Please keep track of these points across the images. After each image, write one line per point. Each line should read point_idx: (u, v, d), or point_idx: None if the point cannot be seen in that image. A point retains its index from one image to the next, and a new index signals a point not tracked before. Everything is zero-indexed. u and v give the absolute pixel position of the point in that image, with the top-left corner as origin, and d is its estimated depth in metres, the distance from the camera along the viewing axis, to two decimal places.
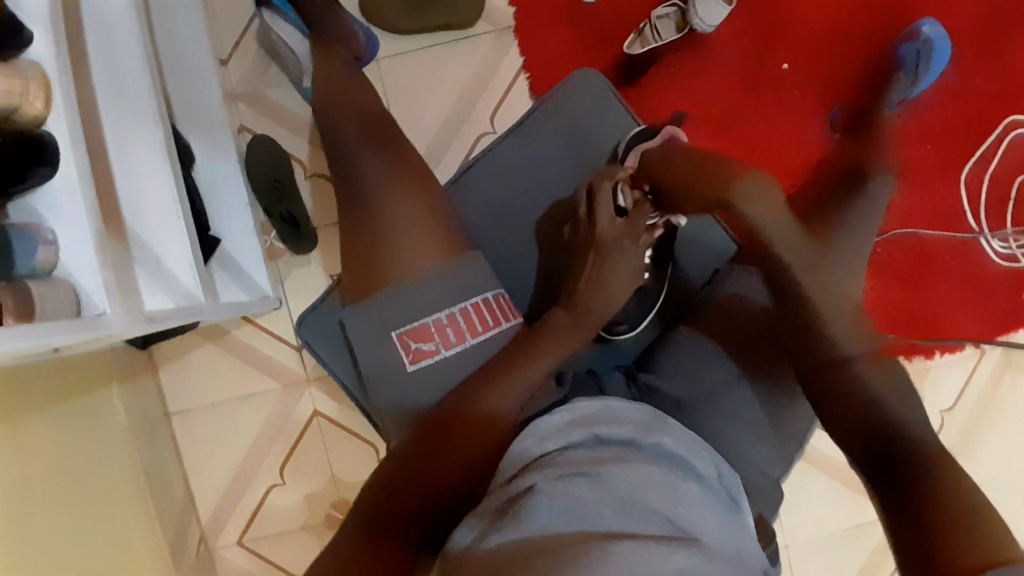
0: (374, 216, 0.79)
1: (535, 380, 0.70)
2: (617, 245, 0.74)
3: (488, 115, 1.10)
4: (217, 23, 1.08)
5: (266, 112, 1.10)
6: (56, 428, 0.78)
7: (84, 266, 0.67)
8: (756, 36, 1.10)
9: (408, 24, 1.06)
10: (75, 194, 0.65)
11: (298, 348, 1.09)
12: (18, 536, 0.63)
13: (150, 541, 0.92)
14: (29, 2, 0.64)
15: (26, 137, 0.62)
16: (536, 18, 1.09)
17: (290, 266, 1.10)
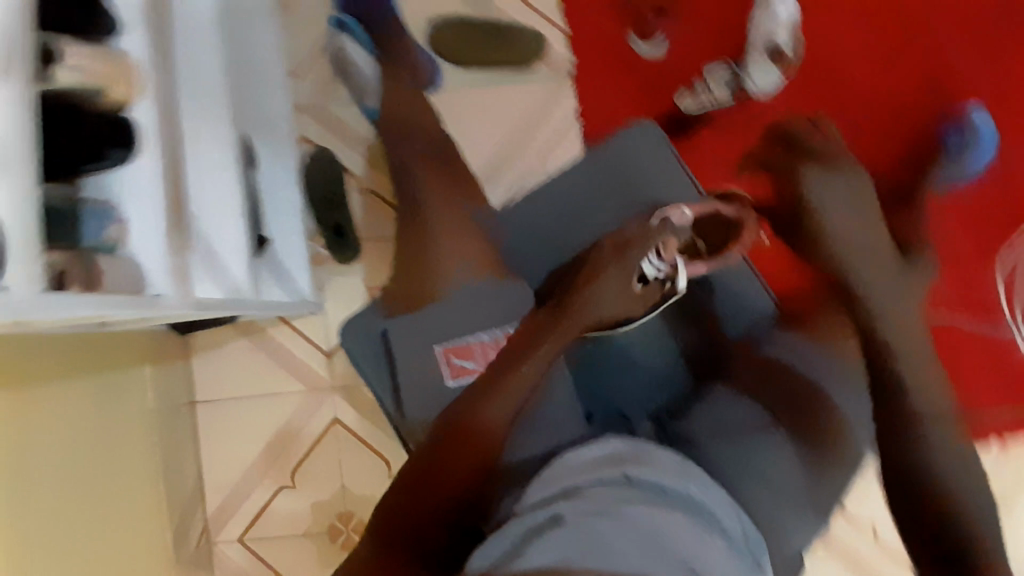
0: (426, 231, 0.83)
1: (527, 386, 0.70)
2: (613, 261, 0.76)
3: (539, 154, 1.13)
4: (292, 38, 1.14)
5: (326, 124, 1.14)
6: (82, 399, 0.81)
7: (148, 248, 0.70)
8: (806, 107, 1.13)
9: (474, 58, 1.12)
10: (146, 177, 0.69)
11: (327, 353, 1.11)
12: (32, 497, 0.65)
13: (155, 524, 0.93)
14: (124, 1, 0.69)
15: (110, 123, 0.67)
16: (594, 66, 1.13)
17: (331, 274, 1.12)
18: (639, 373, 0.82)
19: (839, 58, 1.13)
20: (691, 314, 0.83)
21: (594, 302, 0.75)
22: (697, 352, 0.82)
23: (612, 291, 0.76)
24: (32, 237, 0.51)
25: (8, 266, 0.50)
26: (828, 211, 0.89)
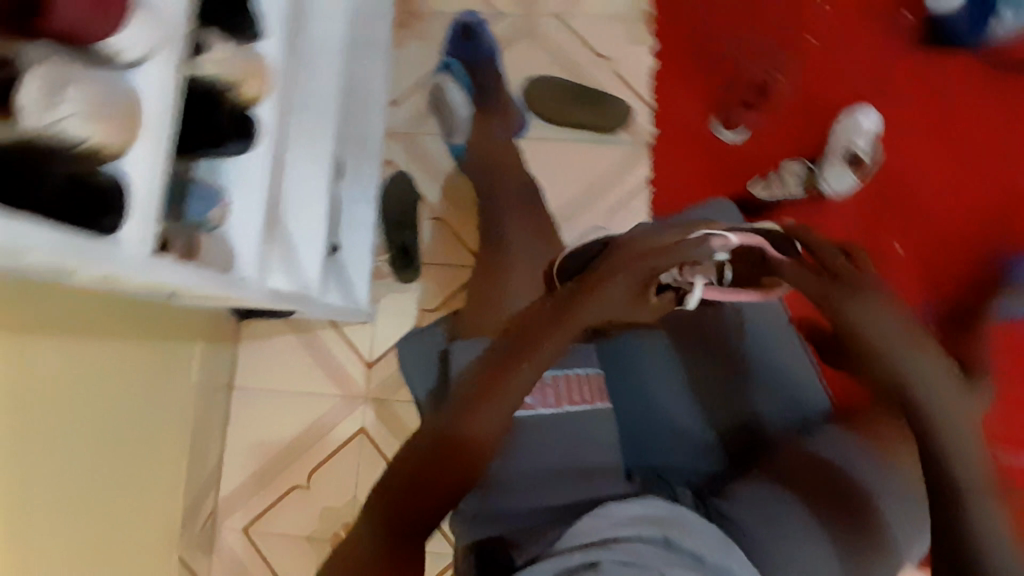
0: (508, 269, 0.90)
1: (524, 386, 0.64)
2: (619, 267, 0.71)
3: (608, 213, 1.17)
4: (399, 68, 1.20)
5: (413, 151, 1.19)
6: (130, 366, 0.84)
7: (245, 234, 0.73)
8: (875, 214, 1.16)
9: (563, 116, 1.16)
10: (254, 168, 0.73)
11: (368, 363, 1.14)
12: (52, 447, 0.68)
13: (163, 499, 0.94)
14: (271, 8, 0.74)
15: (234, 112, 0.69)
16: (674, 143, 1.18)
17: (388, 288, 1.16)
18: (674, 423, 0.81)
19: (914, 181, 1.16)
20: (728, 368, 0.84)
21: (599, 304, 0.71)
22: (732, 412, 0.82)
23: (617, 296, 0.72)
24: (152, 200, 0.53)
25: (128, 222, 0.51)
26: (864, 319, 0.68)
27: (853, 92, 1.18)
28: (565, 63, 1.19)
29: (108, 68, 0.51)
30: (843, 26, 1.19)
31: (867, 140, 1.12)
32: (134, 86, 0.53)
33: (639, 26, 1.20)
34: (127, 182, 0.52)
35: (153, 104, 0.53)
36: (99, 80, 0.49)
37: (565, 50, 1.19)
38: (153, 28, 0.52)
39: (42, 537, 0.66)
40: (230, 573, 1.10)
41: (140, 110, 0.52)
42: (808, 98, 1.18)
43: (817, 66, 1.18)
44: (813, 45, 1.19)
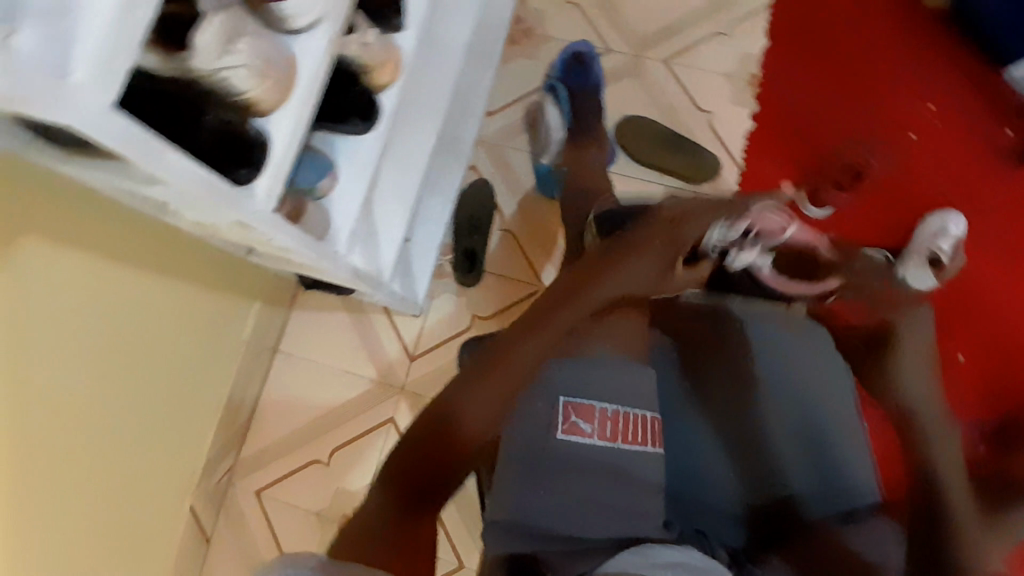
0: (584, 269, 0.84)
1: (532, 366, 0.69)
2: (649, 247, 0.72)
3: None
4: (503, 81, 1.24)
5: (498, 163, 1.22)
6: (185, 306, 0.88)
7: (344, 210, 0.76)
8: (943, 319, 1.14)
9: (654, 159, 1.17)
10: (364, 147, 0.76)
11: (410, 357, 1.15)
12: (78, 360, 0.70)
13: (187, 442, 0.97)
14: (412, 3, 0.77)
15: (361, 92, 0.72)
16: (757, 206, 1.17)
17: (446, 288, 1.17)
18: (687, 441, 0.80)
19: (989, 298, 1.14)
20: (735, 382, 0.83)
21: (626, 278, 0.72)
22: (744, 436, 0.80)
23: (642, 270, 0.72)
24: (285, 162, 0.55)
25: (261, 177, 0.53)
26: (908, 376, 0.87)
27: (941, 193, 1.17)
28: (662, 108, 1.21)
29: (276, 29, 0.54)
30: (947, 127, 1.18)
31: (953, 242, 1.09)
32: (293, 51, 0.55)
33: (742, 87, 1.21)
34: (268, 136, 0.54)
35: (306, 70, 0.56)
36: (266, 38, 0.52)
37: (666, 96, 1.21)
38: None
39: (51, 444, 0.67)
40: (234, 531, 1.11)
41: (295, 73, 0.55)
42: (895, 191, 1.17)
43: (911, 161, 1.18)
44: (913, 140, 1.18)
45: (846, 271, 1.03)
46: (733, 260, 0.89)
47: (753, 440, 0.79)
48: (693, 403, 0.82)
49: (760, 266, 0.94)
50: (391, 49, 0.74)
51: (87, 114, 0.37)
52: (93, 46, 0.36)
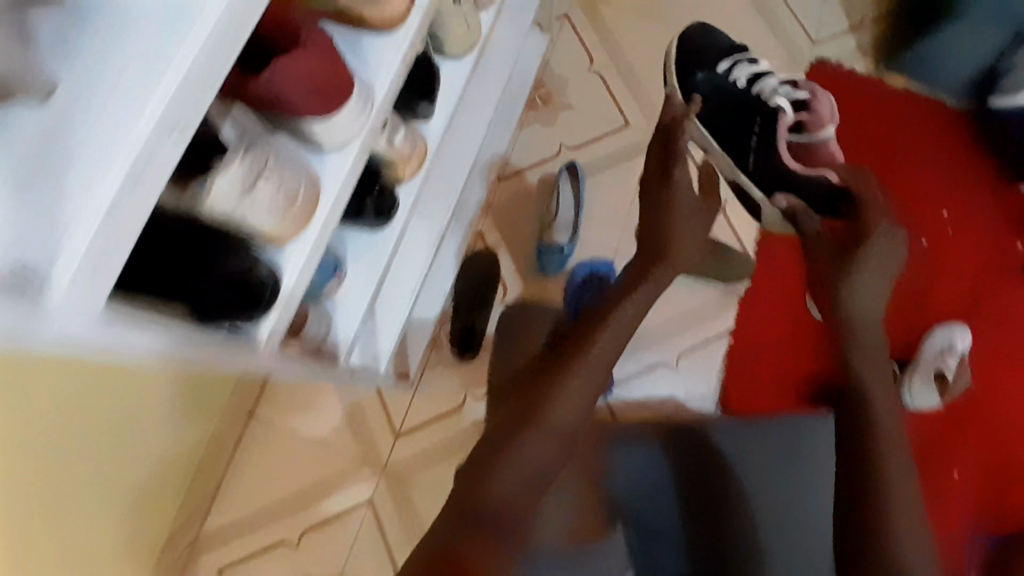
0: (575, 346, 0.74)
1: (582, 397, 0.71)
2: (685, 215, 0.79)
3: (676, 349, 1.12)
4: (518, 146, 1.19)
5: (506, 231, 1.15)
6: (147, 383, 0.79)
7: (348, 315, 0.69)
8: (940, 433, 1.13)
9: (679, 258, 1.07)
10: (379, 243, 0.70)
11: (395, 434, 1.08)
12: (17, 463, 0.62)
13: (128, 516, 0.88)
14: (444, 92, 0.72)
15: (384, 190, 0.65)
16: (766, 299, 1.12)
17: (438, 361, 1.11)
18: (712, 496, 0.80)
19: (996, 418, 1.13)
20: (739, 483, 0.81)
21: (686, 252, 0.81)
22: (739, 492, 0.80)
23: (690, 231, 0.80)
24: (289, 307, 0.48)
25: (267, 317, 0.47)
26: (857, 295, 0.82)
27: (946, 306, 1.16)
28: None
29: (303, 143, 0.48)
30: (957, 239, 1.18)
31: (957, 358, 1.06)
32: (319, 172, 0.49)
33: None
34: (280, 274, 0.47)
35: (330, 195, 0.49)
36: (292, 170, 0.45)
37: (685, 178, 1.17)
38: (358, 117, 0.48)
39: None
40: None
41: (319, 195, 0.48)
42: (903, 298, 1.16)
43: (921, 270, 1.17)
44: (924, 248, 1.18)
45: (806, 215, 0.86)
46: (778, 98, 0.87)
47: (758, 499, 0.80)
48: (690, 511, 0.79)
49: (784, 112, 0.86)
50: (419, 144, 0.67)
51: (70, 320, 0.32)
52: (81, 242, 0.31)
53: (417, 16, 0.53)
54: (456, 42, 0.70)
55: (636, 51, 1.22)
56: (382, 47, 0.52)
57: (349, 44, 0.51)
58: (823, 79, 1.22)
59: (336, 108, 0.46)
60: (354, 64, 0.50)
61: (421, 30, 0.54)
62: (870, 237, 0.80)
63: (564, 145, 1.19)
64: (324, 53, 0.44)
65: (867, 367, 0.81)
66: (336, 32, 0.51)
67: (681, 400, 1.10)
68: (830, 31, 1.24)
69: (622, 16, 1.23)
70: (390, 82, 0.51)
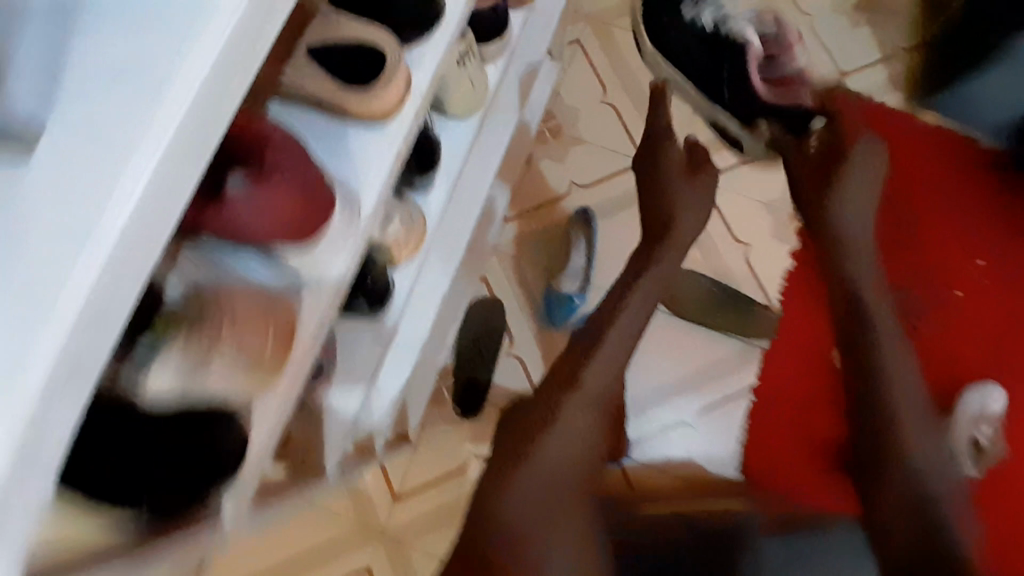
0: (581, 357, 0.64)
1: (589, 408, 0.61)
2: (694, 189, 0.77)
3: (694, 407, 1.06)
4: (526, 184, 1.11)
5: (514, 277, 1.08)
6: None
7: (340, 420, 0.58)
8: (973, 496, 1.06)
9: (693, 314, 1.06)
10: (379, 335, 0.61)
11: (394, 495, 1.02)
12: None
13: None
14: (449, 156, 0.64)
15: (379, 278, 0.56)
16: (791, 352, 1.07)
17: (440, 417, 1.04)
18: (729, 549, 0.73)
19: None
20: None
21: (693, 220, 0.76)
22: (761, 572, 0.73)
23: (698, 204, 0.77)
24: (261, 470, 0.39)
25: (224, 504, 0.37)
26: (848, 188, 0.75)
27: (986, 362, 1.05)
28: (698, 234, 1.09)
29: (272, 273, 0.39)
30: (993, 289, 1.09)
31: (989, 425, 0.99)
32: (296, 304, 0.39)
33: (784, 219, 1.10)
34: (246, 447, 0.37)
35: (306, 329, 0.39)
36: (253, 328, 0.36)
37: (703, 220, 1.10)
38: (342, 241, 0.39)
39: None
40: None
41: (295, 336, 0.39)
42: (939, 354, 1.05)
43: (956, 323, 1.07)
44: (956, 298, 1.09)
45: (795, 137, 0.83)
46: (739, 31, 0.86)
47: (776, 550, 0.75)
48: None
49: (750, 48, 0.85)
50: (418, 226, 0.59)
51: None
52: None
53: (415, 101, 0.43)
54: (462, 104, 0.62)
55: (652, 82, 1.14)
56: (366, 140, 0.41)
57: (316, 134, 0.41)
58: (850, 113, 1.15)
59: (312, 237, 0.38)
60: (330, 164, 0.41)
61: (417, 115, 0.43)
62: (848, 135, 0.79)
63: (575, 184, 1.11)
64: (307, 180, 0.38)
65: (876, 308, 0.72)
66: (288, 117, 0.41)
67: (698, 463, 1.04)
68: (856, 63, 1.17)
69: (637, 45, 1.15)
70: (376, 186, 0.41)
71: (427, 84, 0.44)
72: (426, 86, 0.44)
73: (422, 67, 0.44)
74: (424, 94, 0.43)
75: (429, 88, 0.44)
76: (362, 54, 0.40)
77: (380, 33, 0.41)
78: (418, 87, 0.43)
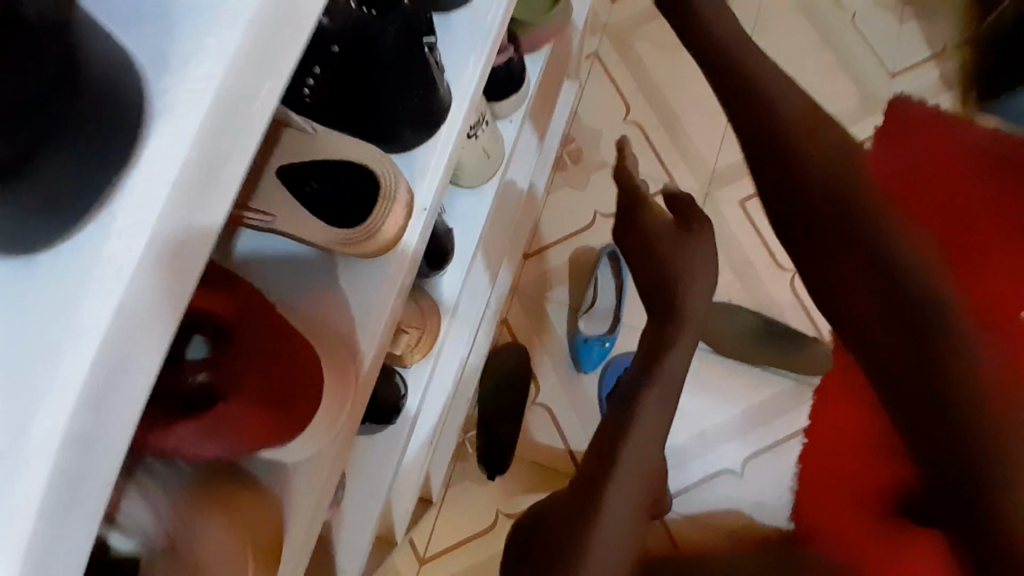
0: (614, 443, 0.57)
1: (633, 503, 0.54)
2: (698, 248, 0.61)
3: (740, 455, 0.96)
4: (546, 216, 1.02)
5: (536, 319, 1.00)
6: None
7: (353, 539, 0.52)
8: None
9: (741, 354, 0.96)
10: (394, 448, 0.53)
11: (422, 558, 0.96)
12: None
13: None
14: (465, 231, 0.56)
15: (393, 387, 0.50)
16: (843, 390, 0.96)
17: (465, 473, 0.97)
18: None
19: None
20: None
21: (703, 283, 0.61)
22: None
23: (705, 273, 0.61)
24: None
25: None
26: None
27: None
28: (736, 264, 1.00)
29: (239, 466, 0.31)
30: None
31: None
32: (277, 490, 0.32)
33: None
34: None
35: (299, 512, 0.33)
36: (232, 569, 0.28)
37: (741, 246, 1.00)
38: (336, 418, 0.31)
39: None
40: None
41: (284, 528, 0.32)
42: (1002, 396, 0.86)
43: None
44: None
45: None
46: None
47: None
48: None
49: None
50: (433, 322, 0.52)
51: None
52: None
53: (417, 218, 0.36)
54: (473, 174, 0.54)
55: (679, 97, 1.04)
56: (360, 270, 0.35)
57: (292, 268, 0.35)
58: (899, 120, 1.03)
59: (294, 426, 0.30)
60: (316, 302, 0.35)
61: (422, 235, 0.36)
62: None
63: (598, 213, 1.01)
64: (274, 349, 0.29)
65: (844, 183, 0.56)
66: (259, 257, 0.35)
67: (745, 513, 0.95)
68: (907, 62, 1.05)
69: (661, 55, 1.05)
70: (374, 325, 0.35)
71: (431, 198, 0.37)
72: (430, 197, 0.37)
73: (423, 178, 0.37)
74: (427, 210, 0.37)
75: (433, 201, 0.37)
76: (349, 178, 0.32)
77: (370, 150, 0.32)
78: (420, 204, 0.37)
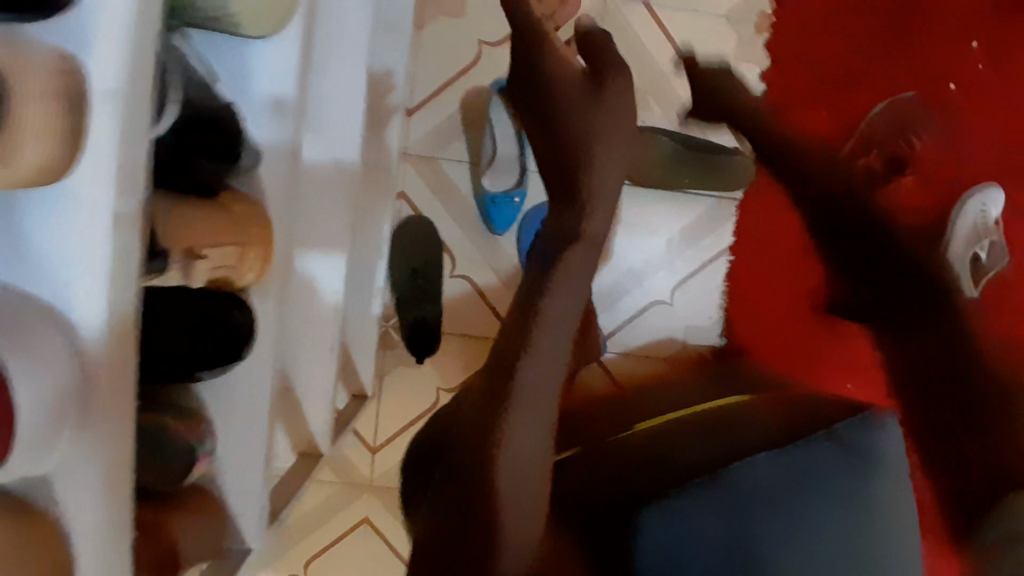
0: (520, 326, 0.55)
1: (549, 373, 0.53)
2: (613, 89, 0.58)
3: (669, 285, 0.93)
4: (422, 60, 0.85)
5: (437, 186, 0.89)
6: None
7: (242, 485, 0.49)
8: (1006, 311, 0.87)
9: (681, 180, 0.85)
10: (258, 380, 0.46)
11: (373, 448, 0.94)
12: None
13: None
14: (268, 95, 0.41)
15: (223, 318, 0.41)
16: (769, 211, 0.91)
17: (397, 360, 0.93)
18: (743, 492, 0.65)
19: None
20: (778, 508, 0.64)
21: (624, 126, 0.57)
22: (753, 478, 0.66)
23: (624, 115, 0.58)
24: None
25: None
26: None
27: (926, 306, 0.82)
28: (646, 77, 0.88)
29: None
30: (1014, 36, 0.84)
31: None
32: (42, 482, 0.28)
33: (751, 34, 0.87)
34: None
35: (91, 541, 0.29)
36: None
37: (650, 56, 0.87)
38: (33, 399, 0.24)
39: None
40: None
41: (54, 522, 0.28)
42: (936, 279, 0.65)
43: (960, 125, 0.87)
44: (975, 54, 0.85)
45: None
46: None
47: (785, 478, 0.66)
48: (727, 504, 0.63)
49: None
50: (258, 234, 0.41)
51: None
52: None
53: (133, 147, 0.26)
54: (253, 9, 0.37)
55: None
56: (50, 220, 0.26)
57: None
58: None
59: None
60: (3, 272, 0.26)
61: (144, 162, 0.27)
62: None
63: (484, 43, 0.85)
64: None
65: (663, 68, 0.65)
66: None
67: (678, 338, 0.94)
68: None
69: None
70: (98, 297, 0.26)
71: (128, 82, 0.26)
72: (115, 62, 0.25)
73: (103, 57, 0.25)
74: (117, 108, 0.25)
75: (127, 89, 0.25)
76: None
77: None
78: (105, 113, 0.25)
